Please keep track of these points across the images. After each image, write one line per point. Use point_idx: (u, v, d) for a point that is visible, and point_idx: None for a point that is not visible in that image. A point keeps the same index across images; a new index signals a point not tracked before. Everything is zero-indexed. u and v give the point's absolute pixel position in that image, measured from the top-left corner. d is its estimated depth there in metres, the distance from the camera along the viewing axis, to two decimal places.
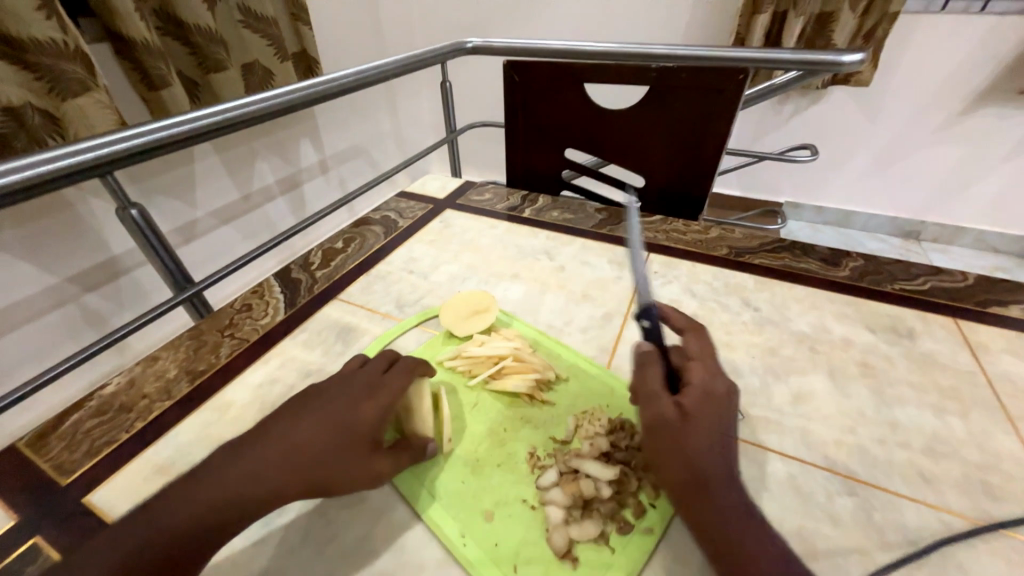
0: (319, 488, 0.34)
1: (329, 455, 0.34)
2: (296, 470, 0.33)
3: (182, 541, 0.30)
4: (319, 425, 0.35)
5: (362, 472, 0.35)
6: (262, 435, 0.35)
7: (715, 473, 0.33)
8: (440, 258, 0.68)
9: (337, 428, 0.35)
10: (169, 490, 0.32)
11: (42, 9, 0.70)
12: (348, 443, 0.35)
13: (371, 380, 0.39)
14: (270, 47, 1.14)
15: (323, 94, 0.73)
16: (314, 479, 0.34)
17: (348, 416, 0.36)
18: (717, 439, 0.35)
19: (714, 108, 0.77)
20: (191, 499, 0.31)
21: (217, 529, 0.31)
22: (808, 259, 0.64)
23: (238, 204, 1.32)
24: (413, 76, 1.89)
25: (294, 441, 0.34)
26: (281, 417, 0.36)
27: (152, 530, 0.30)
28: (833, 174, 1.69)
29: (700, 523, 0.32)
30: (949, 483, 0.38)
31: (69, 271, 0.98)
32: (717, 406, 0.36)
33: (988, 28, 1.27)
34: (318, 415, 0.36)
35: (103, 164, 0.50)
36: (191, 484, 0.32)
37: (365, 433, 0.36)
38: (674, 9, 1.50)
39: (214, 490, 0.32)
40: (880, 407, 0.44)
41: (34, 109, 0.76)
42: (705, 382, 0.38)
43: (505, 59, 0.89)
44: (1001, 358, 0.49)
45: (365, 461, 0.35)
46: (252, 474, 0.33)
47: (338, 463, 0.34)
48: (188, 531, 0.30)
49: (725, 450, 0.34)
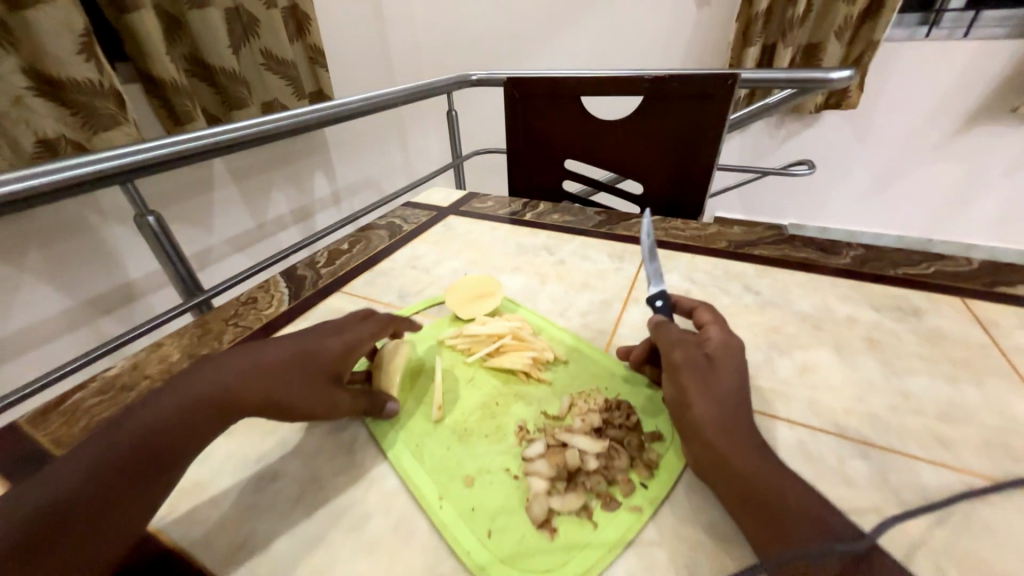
0: (284, 410, 0.36)
1: (296, 379, 0.36)
2: (266, 389, 0.35)
3: (148, 444, 0.30)
4: (289, 352, 0.37)
5: (323, 400, 0.37)
6: (231, 355, 0.36)
7: (733, 412, 0.34)
8: (443, 256, 0.70)
9: (303, 355, 0.37)
10: (141, 401, 0.32)
11: (82, 52, 0.75)
12: (315, 372, 0.37)
13: (342, 324, 0.42)
14: (290, 87, 1.20)
15: (334, 117, 0.78)
16: (284, 400, 0.35)
17: (315, 345, 0.38)
18: (735, 385, 0.36)
19: (706, 114, 0.79)
20: (166, 404, 0.32)
21: (186, 436, 0.31)
22: (808, 248, 0.64)
23: (253, 232, 1.36)
24: (423, 115, 2.00)
25: (261, 362, 0.36)
26: (255, 345, 0.37)
27: (119, 435, 0.30)
28: (833, 195, 1.71)
29: (726, 458, 0.31)
30: (968, 446, 0.36)
31: (87, 296, 0.99)
32: (736, 358, 0.38)
33: (974, 52, 1.32)
34: (290, 345, 0.38)
35: (124, 173, 0.53)
36: (163, 394, 0.32)
37: (330, 362, 0.38)
38: (668, 47, 1.59)
39: (182, 400, 0.32)
40: (890, 378, 0.43)
41: (67, 142, 0.80)
42: (722, 338, 0.40)
43: (506, 78, 0.94)
44: (1015, 331, 0.48)
45: (329, 389, 0.38)
46: (225, 390, 0.33)
47: (308, 389, 0.37)
48: (156, 436, 0.30)
49: (742, 396, 0.35)
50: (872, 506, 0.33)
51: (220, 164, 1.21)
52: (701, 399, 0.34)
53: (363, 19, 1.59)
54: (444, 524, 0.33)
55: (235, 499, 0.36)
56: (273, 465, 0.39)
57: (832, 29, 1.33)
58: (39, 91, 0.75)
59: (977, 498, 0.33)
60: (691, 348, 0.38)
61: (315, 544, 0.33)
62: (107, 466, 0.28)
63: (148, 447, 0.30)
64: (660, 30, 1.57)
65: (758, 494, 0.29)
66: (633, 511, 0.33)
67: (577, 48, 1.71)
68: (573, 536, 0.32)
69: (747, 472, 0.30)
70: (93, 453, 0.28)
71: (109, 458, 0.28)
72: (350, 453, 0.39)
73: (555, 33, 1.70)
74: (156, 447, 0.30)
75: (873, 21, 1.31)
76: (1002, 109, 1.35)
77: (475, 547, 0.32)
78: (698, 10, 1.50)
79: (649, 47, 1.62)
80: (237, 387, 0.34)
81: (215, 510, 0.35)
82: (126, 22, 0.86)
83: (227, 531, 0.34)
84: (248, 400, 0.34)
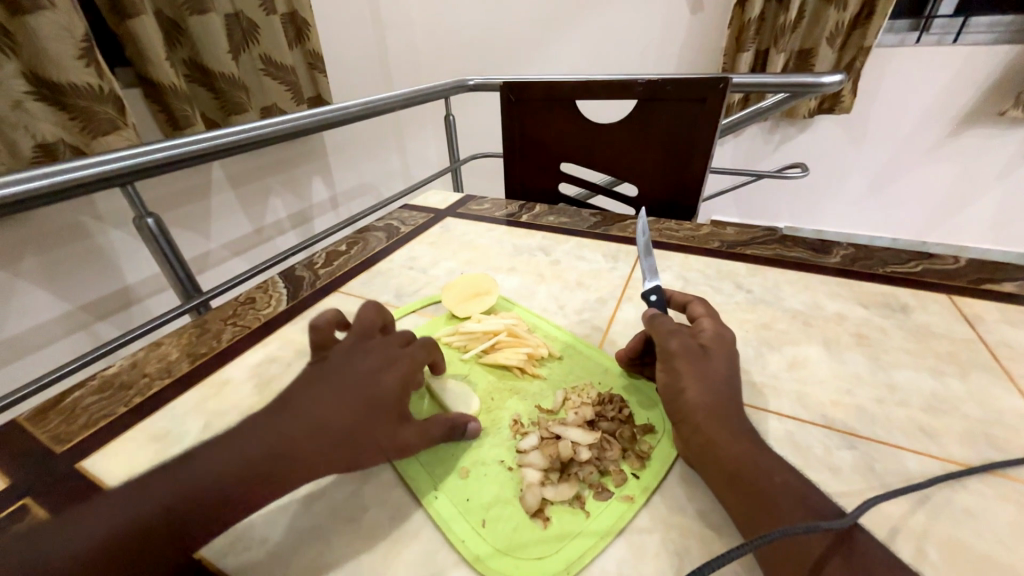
0: (348, 463, 0.33)
1: (357, 430, 0.33)
2: (329, 446, 0.32)
3: (196, 510, 0.28)
4: (351, 398, 0.34)
5: (389, 446, 0.34)
6: (289, 405, 0.33)
7: (724, 400, 0.36)
8: (440, 257, 0.71)
9: (368, 402, 0.34)
10: (185, 460, 0.30)
11: (82, 57, 0.76)
12: (379, 417, 0.35)
13: (397, 356, 0.39)
14: (288, 93, 1.22)
15: (331, 121, 0.79)
16: (348, 453, 0.33)
17: (376, 389, 0.35)
18: (726, 375, 0.38)
19: (699, 116, 0.80)
20: (214, 468, 0.29)
21: (237, 500, 0.29)
22: (799, 248, 0.65)
23: (251, 236, 1.37)
24: (420, 120, 2.01)
25: (320, 414, 0.33)
26: (308, 389, 0.35)
27: (166, 499, 0.28)
28: (828, 198, 1.72)
29: (713, 439, 0.33)
30: (951, 436, 0.38)
31: (84, 299, 0.99)
32: (726, 349, 0.40)
33: (963, 57, 1.34)
34: (348, 386, 0.35)
35: (124, 174, 0.54)
36: (214, 454, 0.30)
37: (393, 407, 0.36)
38: (663, 53, 1.62)
39: (234, 459, 0.30)
40: (877, 372, 0.44)
41: (66, 146, 0.81)
42: (716, 331, 0.41)
43: (502, 82, 0.96)
44: (1000, 326, 0.49)
45: (394, 433, 0.35)
46: (281, 450, 0.31)
47: (371, 439, 0.34)
48: (208, 501, 0.28)
49: (733, 386, 0.37)
50: (859, 494, 0.33)
51: (218, 168, 1.21)
52: (694, 388, 0.36)
53: (361, 25, 1.61)
54: (439, 515, 0.34)
55: None
56: None
57: (823, 35, 1.35)
58: (40, 96, 0.76)
59: (960, 486, 0.34)
60: (687, 337, 0.40)
61: (312, 535, 0.34)
62: (150, 531, 0.27)
63: (195, 511, 0.28)
64: (654, 36, 1.59)
65: (746, 473, 0.31)
66: (624, 501, 0.34)
67: (572, 54, 1.73)
68: (567, 525, 0.33)
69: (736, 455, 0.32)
70: (142, 519, 0.27)
71: (152, 520, 0.27)
72: None
73: (551, 39, 1.72)
74: (199, 510, 0.28)
75: (863, 28, 1.33)
76: (992, 113, 1.38)
77: (469, 535, 0.33)
78: (691, 16, 1.51)
79: (644, 52, 1.64)
80: (297, 440, 0.31)
81: None
82: (127, 28, 0.87)
83: (226, 525, 0.35)
84: (309, 459, 0.31)
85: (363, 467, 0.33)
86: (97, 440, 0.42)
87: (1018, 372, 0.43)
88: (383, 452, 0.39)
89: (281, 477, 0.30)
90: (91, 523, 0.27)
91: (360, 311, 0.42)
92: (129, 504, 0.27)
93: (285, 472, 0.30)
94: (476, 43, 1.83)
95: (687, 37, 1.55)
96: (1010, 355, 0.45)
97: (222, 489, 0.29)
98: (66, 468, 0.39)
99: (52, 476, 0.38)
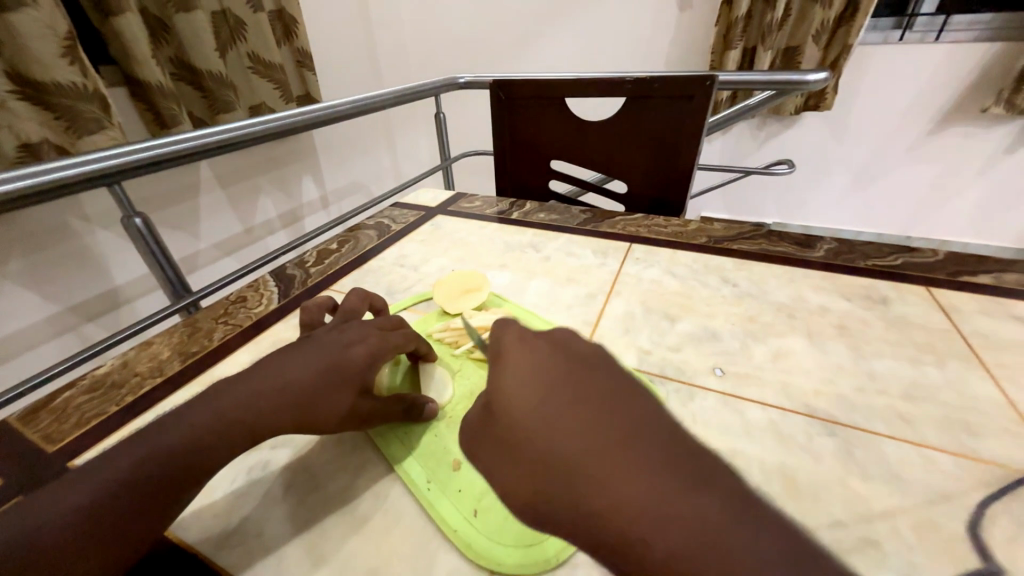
0: (310, 424, 0.36)
1: (321, 393, 0.36)
2: (293, 407, 0.35)
3: (172, 464, 0.31)
4: (317, 364, 0.37)
5: (351, 410, 0.37)
6: (259, 371, 0.37)
7: (618, 450, 0.26)
8: (431, 254, 0.71)
9: (330, 367, 0.37)
10: (164, 420, 0.33)
11: (66, 56, 0.75)
12: (340, 383, 0.37)
13: (368, 331, 0.41)
14: (277, 91, 1.21)
15: (321, 120, 0.79)
16: (311, 414, 0.36)
17: (340, 357, 0.38)
18: (611, 408, 0.29)
19: (686, 114, 0.81)
20: (189, 424, 0.33)
21: (211, 455, 0.32)
22: (784, 243, 0.67)
23: (242, 236, 1.36)
24: (410, 118, 2.01)
25: (286, 377, 0.36)
26: (278, 359, 0.38)
27: (145, 454, 0.31)
28: (815, 193, 1.75)
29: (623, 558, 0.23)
30: (927, 422, 0.39)
31: (71, 301, 0.98)
32: (598, 384, 0.31)
33: (944, 55, 1.37)
34: (315, 357, 0.38)
35: (113, 172, 0.54)
36: (188, 413, 0.33)
37: (356, 376, 0.38)
38: (652, 50, 1.63)
39: (206, 418, 0.33)
40: (858, 362, 0.46)
41: (50, 146, 0.80)
42: (572, 353, 0.34)
43: (492, 80, 0.96)
44: (975, 317, 0.50)
45: (357, 400, 0.38)
46: (251, 409, 0.34)
47: (333, 404, 0.37)
48: (182, 455, 0.31)
49: (627, 416, 0.28)
50: (839, 478, 0.35)
51: (206, 167, 1.20)
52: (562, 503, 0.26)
53: (350, 23, 1.60)
54: (432, 505, 0.35)
55: (226, 489, 0.37)
56: (263, 456, 0.40)
57: (809, 33, 1.37)
58: (23, 96, 0.75)
59: (935, 470, 0.35)
60: (536, 389, 0.31)
61: (308, 527, 0.34)
62: (130, 485, 0.29)
63: (171, 465, 0.31)
64: (644, 33, 1.60)
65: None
66: None
67: (562, 51, 1.74)
68: None
69: (666, 537, 0.22)
70: (116, 469, 0.30)
71: (131, 475, 0.30)
72: (341, 444, 0.41)
73: (541, 37, 1.72)
74: (176, 464, 0.31)
75: (847, 26, 1.35)
76: (973, 110, 1.41)
77: (462, 524, 0.33)
78: (680, 14, 1.52)
79: (633, 49, 1.65)
80: (265, 402, 0.35)
81: (206, 499, 0.37)
82: (111, 25, 0.86)
83: (222, 520, 0.35)
84: (270, 418, 0.34)
85: (325, 429, 0.36)
86: (87, 440, 0.42)
87: (991, 360, 0.45)
88: (376, 447, 0.40)
89: (246, 432, 0.33)
90: (76, 480, 0.29)
91: (352, 293, 0.47)
92: (107, 457, 0.30)
93: (254, 430, 0.34)
94: (467, 41, 1.82)
95: (676, 35, 1.56)
96: (985, 344, 0.47)
97: (192, 441, 0.32)
98: (57, 467, 0.39)
99: (43, 474, 0.38)
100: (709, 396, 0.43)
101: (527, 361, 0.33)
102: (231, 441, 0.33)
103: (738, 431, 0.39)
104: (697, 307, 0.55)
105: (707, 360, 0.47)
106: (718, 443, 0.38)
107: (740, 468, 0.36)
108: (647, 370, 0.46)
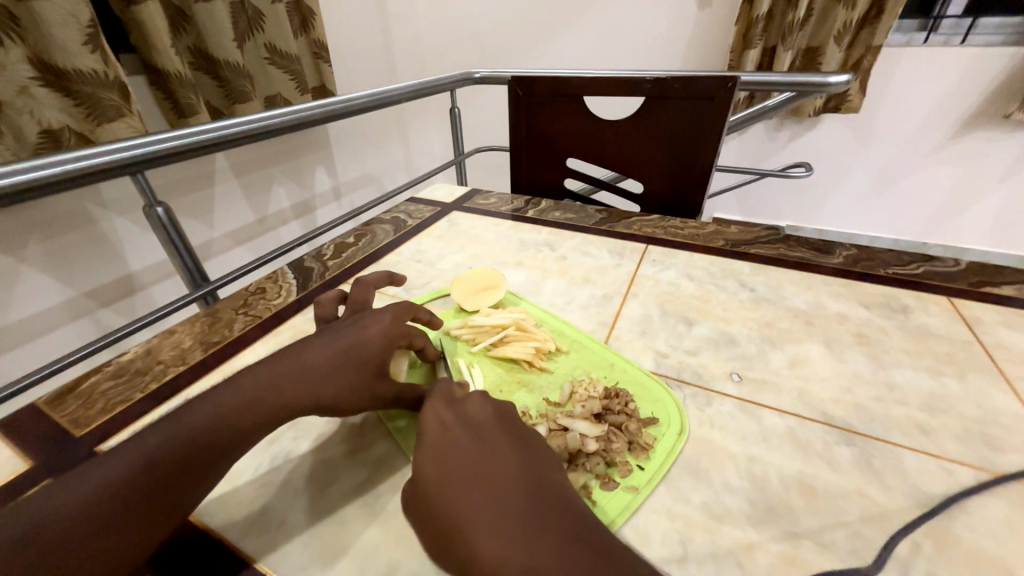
0: (327, 407, 0.37)
1: (336, 374, 0.37)
2: (312, 389, 0.36)
3: (200, 440, 0.32)
4: (334, 348, 0.38)
5: (365, 394, 0.37)
6: (278, 355, 0.38)
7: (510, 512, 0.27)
8: (447, 250, 0.72)
9: (349, 350, 0.38)
10: (192, 400, 0.34)
11: (88, 43, 0.76)
12: (357, 368, 0.38)
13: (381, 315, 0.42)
14: (292, 81, 1.21)
15: (340, 112, 0.79)
16: (327, 395, 0.36)
17: (356, 343, 0.39)
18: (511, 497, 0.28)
19: (707, 114, 0.80)
20: (214, 402, 0.34)
21: (234, 432, 0.33)
22: (803, 248, 0.66)
23: (255, 226, 1.37)
24: (423, 110, 2.00)
25: (304, 359, 0.37)
26: (295, 342, 0.39)
27: (176, 429, 0.32)
28: (832, 195, 1.72)
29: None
30: (947, 434, 0.39)
31: (90, 286, 1.00)
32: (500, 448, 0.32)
33: (970, 60, 1.34)
34: (332, 341, 0.39)
35: (140, 162, 0.55)
36: (212, 393, 0.34)
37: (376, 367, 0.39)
38: (671, 47, 1.61)
39: (229, 397, 0.34)
40: (877, 371, 0.45)
41: (71, 132, 0.81)
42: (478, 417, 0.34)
43: (511, 76, 0.96)
44: (998, 328, 0.50)
45: (372, 386, 0.38)
46: (271, 390, 0.35)
47: (347, 389, 0.37)
48: (210, 432, 0.32)
49: (528, 479, 0.30)
50: (856, 488, 0.35)
51: (222, 158, 1.21)
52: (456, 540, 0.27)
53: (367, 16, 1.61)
54: None
55: (250, 477, 0.38)
56: (284, 446, 0.40)
57: (831, 33, 1.34)
58: (45, 82, 0.76)
59: (955, 482, 0.35)
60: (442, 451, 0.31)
61: (326, 515, 0.35)
62: (162, 461, 0.30)
63: (198, 442, 0.32)
64: (661, 31, 1.58)
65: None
66: (629, 491, 0.35)
67: (577, 46, 1.72)
68: None
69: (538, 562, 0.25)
70: (144, 448, 0.31)
71: (165, 452, 0.31)
72: (358, 438, 0.41)
73: (555, 31, 1.71)
74: (208, 443, 0.32)
75: (872, 27, 1.32)
76: (998, 115, 1.37)
77: None
78: (699, 11, 1.51)
79: (650, 46, 1.63)
80: (284, 382, 0.35)
81: (230, 487, 0.37)
82: (133, 13, 0.86)
83: (243, 509, 0.36)
84: (291, 397, 0.35)
85: (342, 412, 0.37)
86: (114, 423, 0.43)
87: (1014, 373, 0.44)
88: (394, 441, 0.40)
89: (267, 409, 0.34)
90: (114, 454, 0.31)
91: (357, 283, 0.47)
92: (137, 436, 0.32)
93: (272, 411, 0.34)
94: (483, 35, 1.81)
95: (695, 33, 1.55)
96: (1007, 357, 0.46)
97: (219, 419, 0.33)
98: (86, 450, 0.40)
99: (72, 456, 0.39)
100: (726, 401, 0.43)
101: (433, 426, 0.33)
102: (253, 418, 0.34)
103: (755, 437, 0.39)
104: (714, 311, 0.55)
105: (724, 365, 0.47)
106: (736, 449, 0.38)
107: (757, 474, 0.36)
108: (664, 373, 0.46)
